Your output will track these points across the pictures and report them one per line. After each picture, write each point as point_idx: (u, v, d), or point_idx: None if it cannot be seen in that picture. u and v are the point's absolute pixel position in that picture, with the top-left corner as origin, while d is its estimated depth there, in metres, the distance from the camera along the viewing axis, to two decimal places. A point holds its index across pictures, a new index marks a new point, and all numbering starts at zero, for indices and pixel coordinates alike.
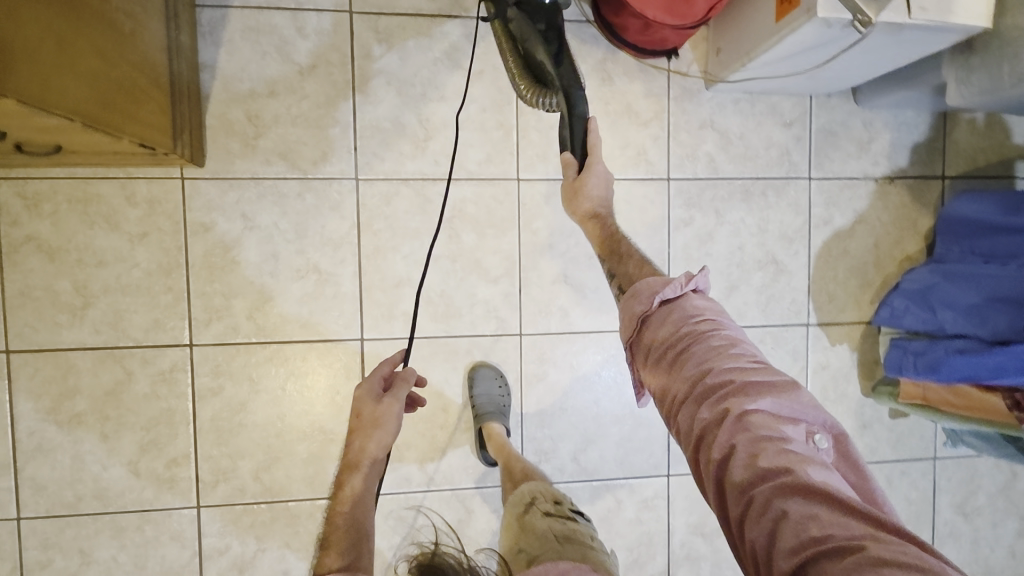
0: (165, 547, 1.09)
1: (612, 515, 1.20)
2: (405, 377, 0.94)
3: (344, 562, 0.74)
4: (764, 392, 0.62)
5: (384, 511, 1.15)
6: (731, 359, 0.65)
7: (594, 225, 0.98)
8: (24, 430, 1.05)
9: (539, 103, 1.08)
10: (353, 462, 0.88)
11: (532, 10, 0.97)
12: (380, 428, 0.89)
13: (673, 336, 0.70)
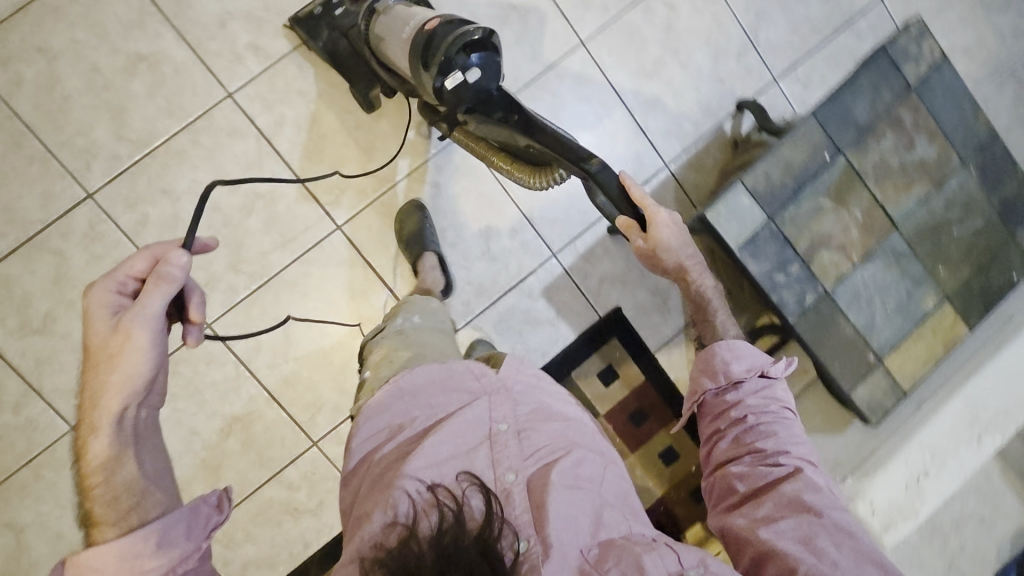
0: (209, 373, 1.11)
1: (558, 108, 1.19)
2: (163, 277, 0.57)
3: (120, 532, 0.56)
4: (808, 462, 0.68)
5: (364, 230, 1.14)
6: (791, 427, 0.70)
7: (683, 282, 0.86)
8: (16, 354, 1.06)
9: (547, 183, 0.82)
10: (93, 411, 0.58)
11: (482, 101, 0.84)
12: (121, 359, 0.57)
13: (737, 414, 0.72)
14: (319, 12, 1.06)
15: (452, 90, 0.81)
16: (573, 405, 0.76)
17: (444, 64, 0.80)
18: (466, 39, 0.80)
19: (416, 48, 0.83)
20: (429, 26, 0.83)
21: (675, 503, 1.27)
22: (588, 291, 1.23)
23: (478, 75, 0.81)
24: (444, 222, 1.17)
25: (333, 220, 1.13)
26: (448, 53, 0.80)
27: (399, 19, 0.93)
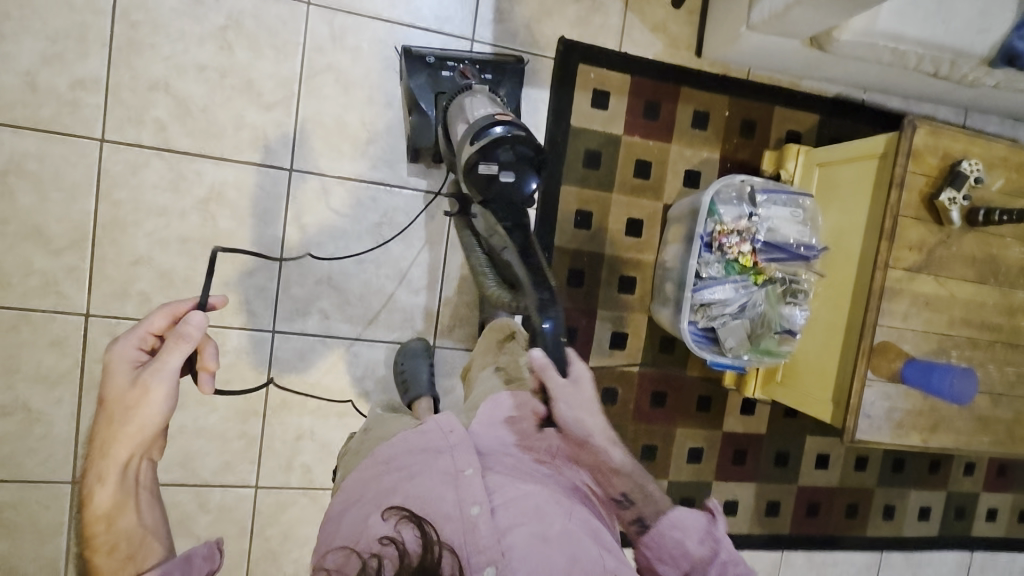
0: (308, 363, 1.13)
1: None
2: (184, 336, 0.63)
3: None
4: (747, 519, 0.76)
5: (310, 154, 1.09)
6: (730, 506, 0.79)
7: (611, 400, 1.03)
8: (162, 471, 1.09)
9: (486, 285, 1.05)
10: (101, 460, 0.61)
11: (502, 203, 0.91)
12: (135, 412, 0.61)
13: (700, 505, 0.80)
14: (431, 62, 1.07)
15: (483, 176, 0.88)
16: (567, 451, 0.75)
17: (484, 151, 0.87)
18: (516, 147, 0.87)
19: (478, 123, 0.90)
20: (499, 116, 0.89)
21: (736, 151, 1.27)
22: (527, 46, 1.16)
23: (511, 179, 0.89)
24: (364, 91, 1.10)
25: (279, 168, 1.08)
26: (487, 144, 0.87)
27: (466, 103, 0.98)
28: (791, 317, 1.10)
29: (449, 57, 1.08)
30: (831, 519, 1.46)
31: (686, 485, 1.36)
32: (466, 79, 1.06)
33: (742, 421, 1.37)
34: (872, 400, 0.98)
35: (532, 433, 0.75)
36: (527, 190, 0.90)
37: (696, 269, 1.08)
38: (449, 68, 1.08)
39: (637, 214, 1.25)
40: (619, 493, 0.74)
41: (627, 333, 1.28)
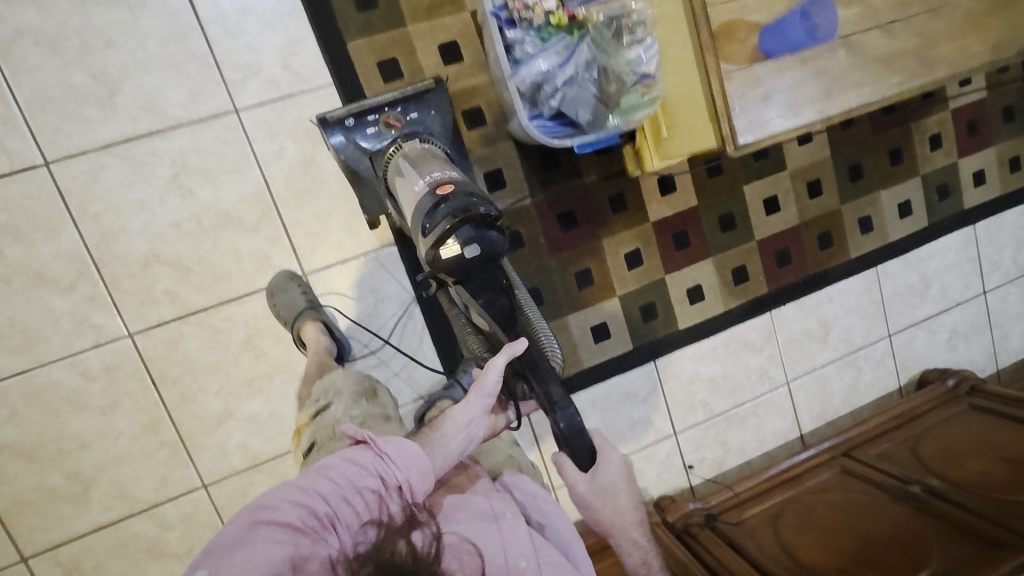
0: (185, 350, 1.04)
1: None
2: None
3: None
4: None
5: (57, 135, 0.96)
6: None
7: None
8: (103, 514, 1.04)
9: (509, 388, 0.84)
10: None
11: (482, 274, 0.79)
12: None
13: None
14: (352, 124, 0.97)
15: (446, 262, 0.75)
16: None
17: (441, 236, 0.75)
18: (473, 220, 0.75)
19: (423, 210, 0.78)
20: (440, 192, 0.78)
21: None
22: None
23: (476, 253, 0.76)
24: (74, 40, 0.95)
25: (32, 165, 0.95)
26: (443, 229, 0.75)
27: (401, 161, 0.89)
28: (640, 60, 0.94)
29: (364, 112, 0.97)
30: (810, 259, 1.34)
31: (640, 293, 1.25)
32: (398, 133, 0.97)
33: (668, 203, 1.23)
34: (741, 95, 0.83)
35: None
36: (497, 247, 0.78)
37: (507, 54, 0.93)
38: (372, 122, 0.97)
39: (446, 37, 1.08)
40: None
41: (500, 168, 1.14)
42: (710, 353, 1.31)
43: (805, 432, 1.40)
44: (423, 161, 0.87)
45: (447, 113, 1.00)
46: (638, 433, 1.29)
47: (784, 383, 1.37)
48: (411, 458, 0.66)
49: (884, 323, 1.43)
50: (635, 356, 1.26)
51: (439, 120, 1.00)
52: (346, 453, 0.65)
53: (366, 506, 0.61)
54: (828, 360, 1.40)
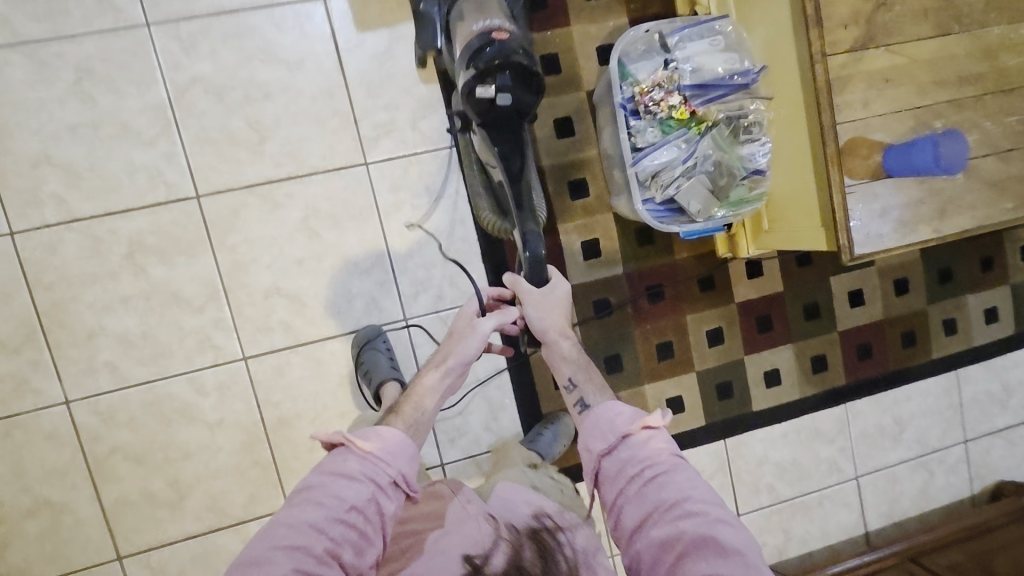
0: (290, 378, 1.11)
1: None
2: None
3: None
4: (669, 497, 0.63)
5: (212, 172, 1.05)
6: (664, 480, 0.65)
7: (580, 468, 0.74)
8: (194, 524, 1.09)
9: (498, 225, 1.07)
10: None
11: (500, 128, 0.85)
12: None
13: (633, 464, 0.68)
14: None
15: (480, 98, 0.83)
16: (670, 479, 0.65)
17: (483, 73, 0.83)
18: (515, 70, 0.83)
19: (473, 47, 0.85)
20: (495, 37, 0.85)
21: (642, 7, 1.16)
22: None
23: (507, 102, 0.83)
24: (238, 91, 1.06)
25: (185, 197, 1.05)
26: (476, 68, 0.83)
27: (478, 3, 0.91)
28: (752, 157, 1.00)
29: None
30: (890, 355, 1.34)
31: (718, 370, 1.27)
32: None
33: (755, 287, 1.26)
34: (861, 208, 0.87)
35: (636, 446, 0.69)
36: (523, 113, 0.86)
37: (630, 140, 0.99)
38: None
39: (561, 113, 1.16)
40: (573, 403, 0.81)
41: (597, 239, 1.19)
42: (780, 438, 1.31)
43: (870, 530, 1.37)
44: (495, 13, 0.90)
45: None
46: None
47: (853, 477, 1.36)
48: (396, 453, 0.67)
49: (962, 429, 1.41)
50: (706, 432, 1.28)
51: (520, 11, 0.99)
52: (327, 469, 0.64)
53: (367, 520, 0.62)
54: (900, 459, 1.38)
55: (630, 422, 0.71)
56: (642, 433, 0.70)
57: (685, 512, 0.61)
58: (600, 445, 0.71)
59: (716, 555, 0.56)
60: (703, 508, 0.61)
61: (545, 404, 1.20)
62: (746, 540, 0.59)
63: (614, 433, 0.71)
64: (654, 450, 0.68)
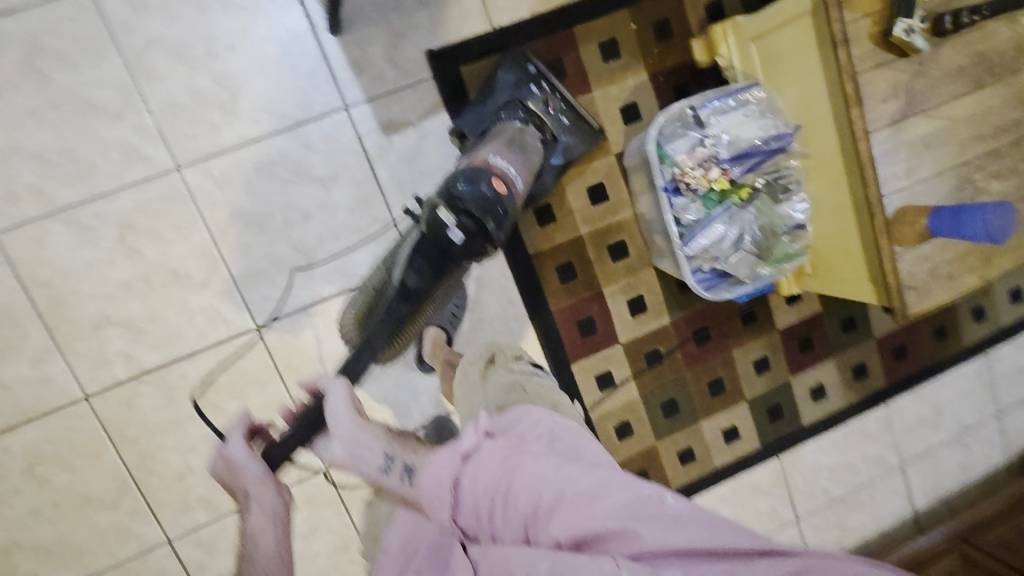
0: None
1: (171, 47, 0.98)
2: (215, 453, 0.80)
3: None
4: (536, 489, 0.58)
5: (265, 301, 1.06)
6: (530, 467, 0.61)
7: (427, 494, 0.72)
8: None
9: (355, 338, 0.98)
10: None
11: (427, 257, 0.82)
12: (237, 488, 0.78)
13: (488, 478, 0.63)
14: (531, 71, 1.05)
15: (434, 216, 0.81)
16: (515, 476, 0.60)
17: (450, 200, 0.81)
18: (474, 216, 0.80)
19: (467, 173, 0.83)
20: (492, 183, 0.83)
21: (660, 60, 1.14)
22: (399, 82, 1.06)
23: (455, 240, 0.80)
24: (277, 218, 1.05)
25: (245, 330, 1.06)
26: (450, 199, 0.81)
27: (512, 143, 0.95)
28: (793, 215, 1.02)
29: (544, 75, 1.06)
30: (925, 351, 1.41)
31: (767, 396, 1.33)
32: (547, 118, 1.05)
33: (794, 312, 1.31)
34: (908, 271, 0.90)
35: (472, 471, 0.64)
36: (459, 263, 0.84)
37: (676, 219, 1.01)
38: (539, 86, 1.05)
39: (594, 180, 1.17)
40: (382, 457, 0.69)
41: (642, 294, 1.22)
42: (829, 445, 1.40)
43: (918, 510, 1.48)
44: (512, 164, 0.89)
45: (585, 146, 1.10)
46: (764, 521, 1.38)
47: (898, 467, 1.45)
48: None
49: (994, 404, 1.49)
50: (762, 453, 1.35)
51: (556, 163, 1.08)
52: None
53: None
54: (940, 442, 1.47)
55: (451, 463, 0.66)
56: (469, 463, 0.66)
57: (548, 506, 0.56)
58: (444, 503, 0.64)
59: (592, 541, 0.53)
60: (561, 490, 0.56)
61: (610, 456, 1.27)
62: (620, 489, 0.56)
63: (447, 483, 0.65)
64: (489, 470, 0.63)
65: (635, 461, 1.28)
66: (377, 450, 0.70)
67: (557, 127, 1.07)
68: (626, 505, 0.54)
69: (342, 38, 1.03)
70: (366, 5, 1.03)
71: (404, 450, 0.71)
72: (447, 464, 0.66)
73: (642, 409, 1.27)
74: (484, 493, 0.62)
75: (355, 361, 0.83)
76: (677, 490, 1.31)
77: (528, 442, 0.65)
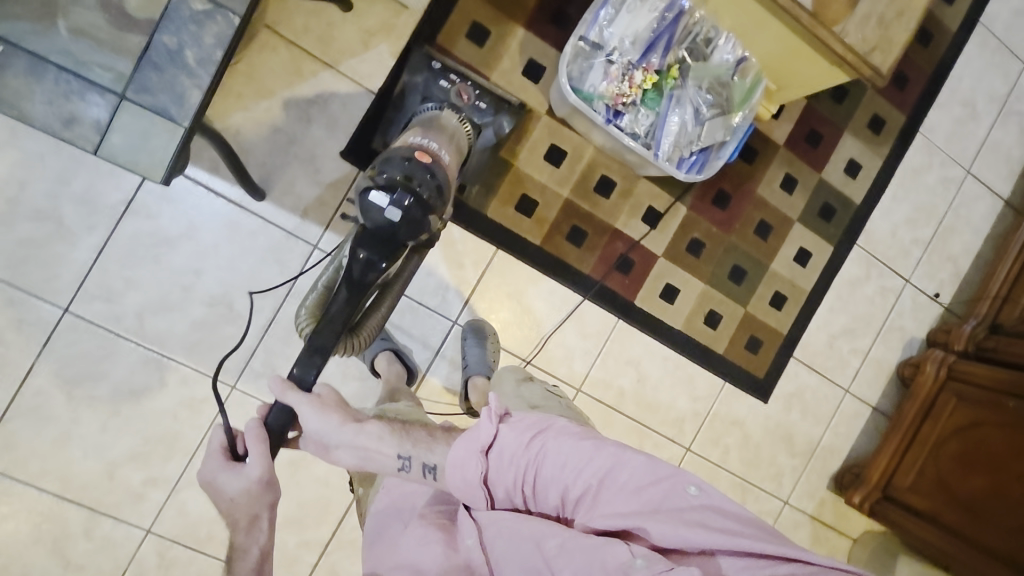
0: None
1: (155, 304, 1.05)
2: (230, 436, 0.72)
3: None
4: (577, 499, 0.63)
5: None
6: (560, 469, 0.64)
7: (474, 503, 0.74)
8: None
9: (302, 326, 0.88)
10: None
11: (367, 240, 0.75)
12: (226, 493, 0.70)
13: (519, 473, 0.65)
14: (437, 68, 1.06)
15: (364, 198, 0.74)
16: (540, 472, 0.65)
17: (388, 183, 0.75)
18: (413, 192, 0.75)
19: (396, 157, 0.79)
20: (415, 156, 0.79)
21: (520, 8, 1.13)
22: (337, 194, 1.10)
23: (399, 216, 0.73)
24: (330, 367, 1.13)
25: None
26: (384, 178, 0.76)
27: (426, 124, 0.95)
28: (727, 58, 1.01)
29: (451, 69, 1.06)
30: (924, 61, 1.35)
31: (811, 204, 1.33)
32: (461, 108, 1.03)
33: (787, 119, 1.28)
34: (862, 37, 0.88)
35: (496, 465, 0.66)
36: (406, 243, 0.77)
37: (635, 136, 1.01)
38: (447, 77, 1.05)
39: (544, 147, 1.17)
40: (395, 460, 0.70)
41: (650, 205, 1.24)
42: (891, 202, 1.38)
43: (1007, 197, 1.45)
44: (428, 145, 0.85)
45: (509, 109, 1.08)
46: (878, 302, 1.41)
47: (966, 174, 1.42)
48: None
49: (1017, 58, 1.42)
50: (840, 252, 1.36)
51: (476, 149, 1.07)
52: None
53: None
54: (989, 127, 1.42)
55: (474, 457, 0.66)
56: (492, 452, 0.66)
57: (583, 502, 0.63)
58: (482, 500, 0.67)
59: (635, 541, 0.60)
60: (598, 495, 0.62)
61: (717, 346, 1.31)
62: (653, 487, 0.62)
63: (478, 482, 0.66)
64: (517, 461, 0.65)
65: (740, 335, 1.32)
66: (389, 451, 0.71)
67: (475, 115, 1.04)
68: (666, 502, 0.61)
69: (270, 196, 1.08)
70: (266, 157, 1.06)
71: (418, 448, 0.71)
72: (472, 462, 0.66)
73: (715, 291, 1.30)
74: (514, 487, 0.65)
75: (316, 354, 0.74)
76: (791, 332, 1.35)
77: (541, 426, 0.69)
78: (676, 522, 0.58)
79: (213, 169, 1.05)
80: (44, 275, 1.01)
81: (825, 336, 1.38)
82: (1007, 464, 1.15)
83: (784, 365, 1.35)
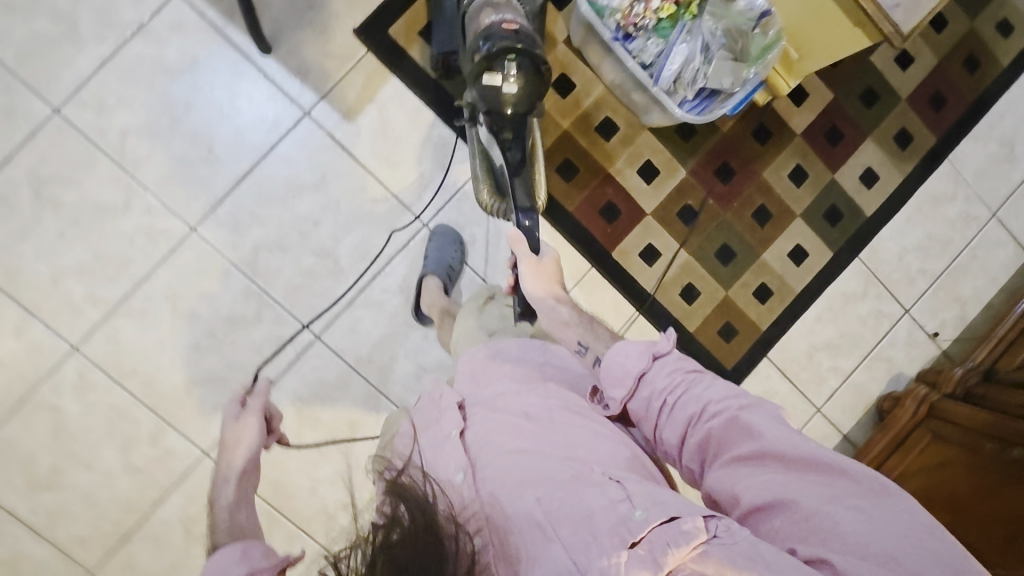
0: None
1: (141, 129, 1.07)
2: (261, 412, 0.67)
3: None
4: (720, 427, 0.56)
5: (312, 310, 1.14)
6: (715, 394, 0.58)
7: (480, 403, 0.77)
8: None
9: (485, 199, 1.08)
10: None
11: (501, 119, 0.88)
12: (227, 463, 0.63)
13: (671, 384, 0.61)
14: None
15: (489, 83, 0.85)
16: (690, 397, 0.59)
17: (488, 66, 0.85)
18: (518, 58, 0.86)
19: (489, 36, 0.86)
20: (509, 28, 0.87)
21: None
22: (341, 68, 1.12)
23: (516, 85, 0.85)
24: (292, 235, 1.13)
25: (308, 341, 1.15)
26: (488, 54, 0.85)
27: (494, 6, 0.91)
28: (751, 6, 0.98)
29: None
30: (965, 88, 1.30)
31: (817, 202, 1.27)
32: None
33: (808, 109, 1.25)
34: None
35: (654, 370, 0.63)
36: (516, 106, 0.86)
37: (639, 63, 1.00)
38: None
39: (555, 74, 1.17)
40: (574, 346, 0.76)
41: (649, 159, 1.21)
42: (905, 225, 1.32)
43: None
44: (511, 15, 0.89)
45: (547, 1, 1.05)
46: (870, 325, 1.32)
47: (991, 217, 1.35)
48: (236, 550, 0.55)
49: None
50: (839, 260, 1.29)
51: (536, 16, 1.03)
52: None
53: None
54: None
55: (641, 355, 0.64)
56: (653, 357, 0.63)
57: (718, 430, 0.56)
58: (624, 390, 0.63)
59: (752, 480, 0.51)
60: (737, 425, 0.55)
61: (689, 323, 1.25)
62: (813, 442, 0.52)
63: (632, 374, 0.63)
64: (674, 374, 0.61)
65: (715, 318, 1.26)
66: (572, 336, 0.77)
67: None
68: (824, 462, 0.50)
69: (276, 54, 1.10)
70: (282, 15, 1.09)
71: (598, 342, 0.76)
72: (637, 354, 0.64)
73: (697, 265, 1.25)
74: (656, 391, 0.62)
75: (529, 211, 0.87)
76: (770, 330, 1.28)
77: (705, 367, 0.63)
78: (826, 487, 0.48)
79: (229, 15, 1.08)
80: (45, 72, 1.04)
81: (806, 345, 1.31)
82: (969, 508, 1.06)
83: (755, 363, 1.28)
